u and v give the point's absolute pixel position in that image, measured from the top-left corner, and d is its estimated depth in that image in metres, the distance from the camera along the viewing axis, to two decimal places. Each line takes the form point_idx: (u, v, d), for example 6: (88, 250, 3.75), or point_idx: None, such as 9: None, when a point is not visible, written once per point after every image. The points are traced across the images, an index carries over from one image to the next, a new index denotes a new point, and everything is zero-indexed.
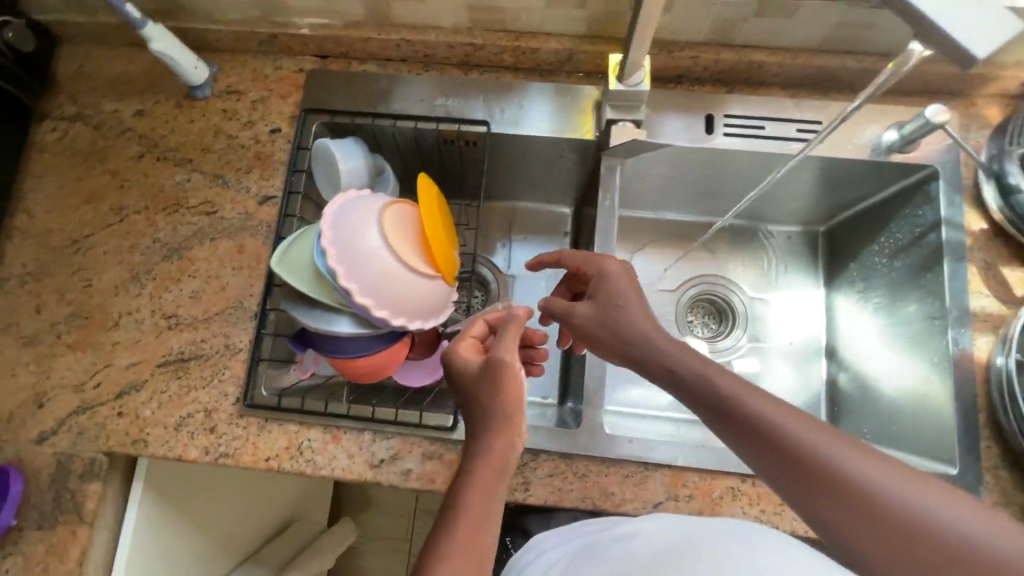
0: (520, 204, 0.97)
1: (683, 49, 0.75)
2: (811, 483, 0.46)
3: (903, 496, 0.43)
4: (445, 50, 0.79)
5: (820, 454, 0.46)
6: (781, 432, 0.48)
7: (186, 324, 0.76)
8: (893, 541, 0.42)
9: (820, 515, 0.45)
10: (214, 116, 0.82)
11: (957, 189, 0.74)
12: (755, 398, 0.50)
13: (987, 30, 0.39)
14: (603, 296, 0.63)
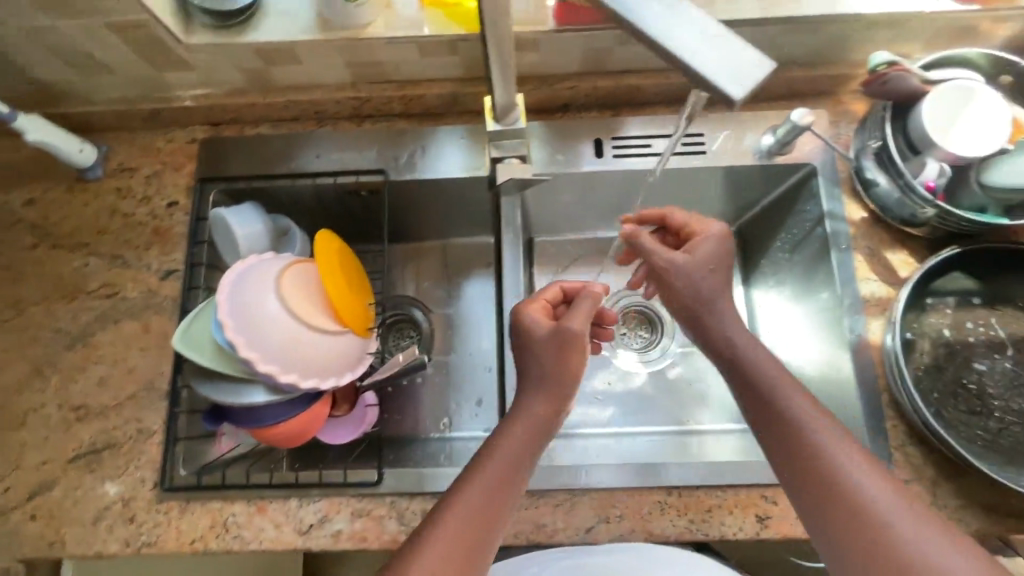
0: (440, 241, 0.98)
1: (562, 80, 0.78)
2: (810, 480, 0.53)
3: (902, 520, 0.49)
4: (333, 106, 0.81)
5: (833, 464, 0.53)
6: (803, 435, 0.55)
7: (95, 413, 0.74)
8: (866, 545, 0.49)
9: (813, 499, 0.52)
10: (108, 196, 0.81)
11: (835, 182, 0.78)
12: (789, 392, 0.58)
13: (736, 72, 0.39)
14: (704, 254, 0.66)
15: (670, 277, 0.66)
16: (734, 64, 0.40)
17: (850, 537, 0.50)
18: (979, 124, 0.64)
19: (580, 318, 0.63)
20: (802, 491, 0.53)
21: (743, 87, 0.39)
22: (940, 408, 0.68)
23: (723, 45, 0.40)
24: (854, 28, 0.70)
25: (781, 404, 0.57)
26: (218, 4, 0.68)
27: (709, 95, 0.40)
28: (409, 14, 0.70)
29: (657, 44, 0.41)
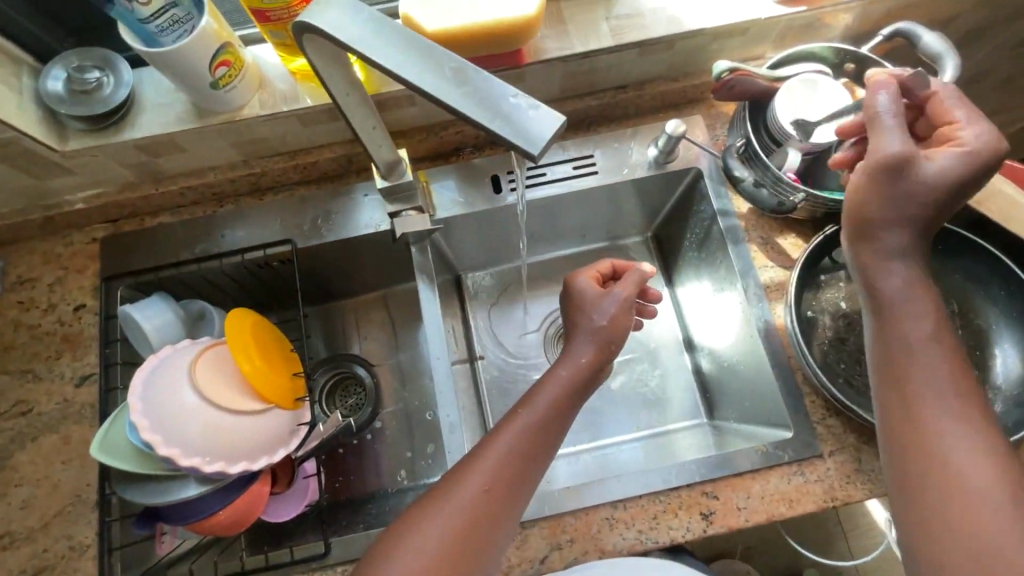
0: (370, 294, 0.99)
1: (449, 128, 0.82)
2: (900, 421, 0.55)
3: (974, 475, 0.51)
4: (231, 185, 0.82)
5: (925, 407, 0.54)
6: (912, 379, 0.55)
7: (22, 538, 0.71)
8: (914, 446, 0.54)
9: (892, 400, 0.56)
10: (10, 311, 0.79)
11: (720, 181, 0.82)
12: (918, 329, 0.56)
13: (534, 124, 0.38)
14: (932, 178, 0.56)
15: (904, 188, 0.56)
16: (532, 117, 0.38)
17: (916, 467, 0.53)
18: (825, 113, 0.70)
19: (627, 295, 0.68)
20: (894, 426, 0.56)
21: (541, 140, 0.38)
22: (850, 378, 0.72)
23: (519, 100, 0.39)
24: (702, 40, 0.76)
25: (894, 338, 0.57)
26: (88, 109, 0.69)
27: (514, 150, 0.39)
28: (283, 89, 0.73)
29: (450, 106, 0.39)
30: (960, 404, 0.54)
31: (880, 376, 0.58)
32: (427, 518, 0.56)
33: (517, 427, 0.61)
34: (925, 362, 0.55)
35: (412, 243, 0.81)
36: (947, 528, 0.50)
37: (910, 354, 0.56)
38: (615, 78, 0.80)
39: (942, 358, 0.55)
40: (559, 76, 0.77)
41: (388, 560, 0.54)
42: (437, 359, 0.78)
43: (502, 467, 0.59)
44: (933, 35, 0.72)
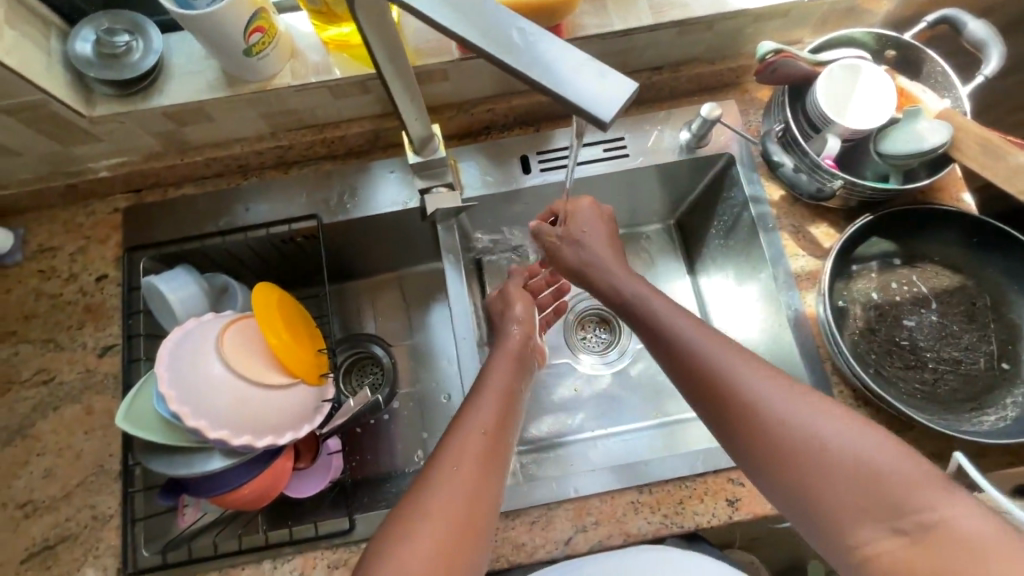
0: (390, 274, 0.98)
1: (479, 105, 0.80)
2: (717, 398, 0.55)
3: (797, 410, 0.51)
4: (256, 158, 0.80)
5: (724, 371, 0.55)
6: (699, 355, 0.57)
7: (45, 507, 0.71)
8: (722, 399, 0.55)
9: (690, 364, 0.58)
10: (31, 279, 0.78)
11: (752, 168, 0.81)
12: (666, 313, 0.63)
13: (608, 92, 0.36)
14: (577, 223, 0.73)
15: (578, 252, 0.73)
16: (604, 84, 0.37)
17: (758, 436, 0.52)
18: (866, 99, 0.69)
19: (519, 299, 0.78)
20: (716, 411, 0.55)
21: (615, 109, 0.36)
22: (880, 369, 0.71)
23: (591, 65, 0.37)
24: (743, 22, 0.74)
25: (661, 330, 0.62)
26: (117, 74, 0.67)
27: (584, 119, 0.37)
28: (315, 60, 0.71)
29: (513, 70, 0.38)
30: (744, 360, 0.56)
31: (675, 371, 0.59)
32: (435, 500, 0.54)
33: (485, 400, 0.63)
34: (689, 333, 0.60)
35: (438, 221, 0.79)
36: (823, 472, 0.49)
37: (685, 342, 0.59)
38: (651, 59, 0.79)
39: (705, 331, 0.59)
40: (595, 54, 0.75)
41: (391, 550, 0.52)
42: (463, 339, 0.77)
43: (479, 441, 0.58)
44: (979, 23, 0.70)
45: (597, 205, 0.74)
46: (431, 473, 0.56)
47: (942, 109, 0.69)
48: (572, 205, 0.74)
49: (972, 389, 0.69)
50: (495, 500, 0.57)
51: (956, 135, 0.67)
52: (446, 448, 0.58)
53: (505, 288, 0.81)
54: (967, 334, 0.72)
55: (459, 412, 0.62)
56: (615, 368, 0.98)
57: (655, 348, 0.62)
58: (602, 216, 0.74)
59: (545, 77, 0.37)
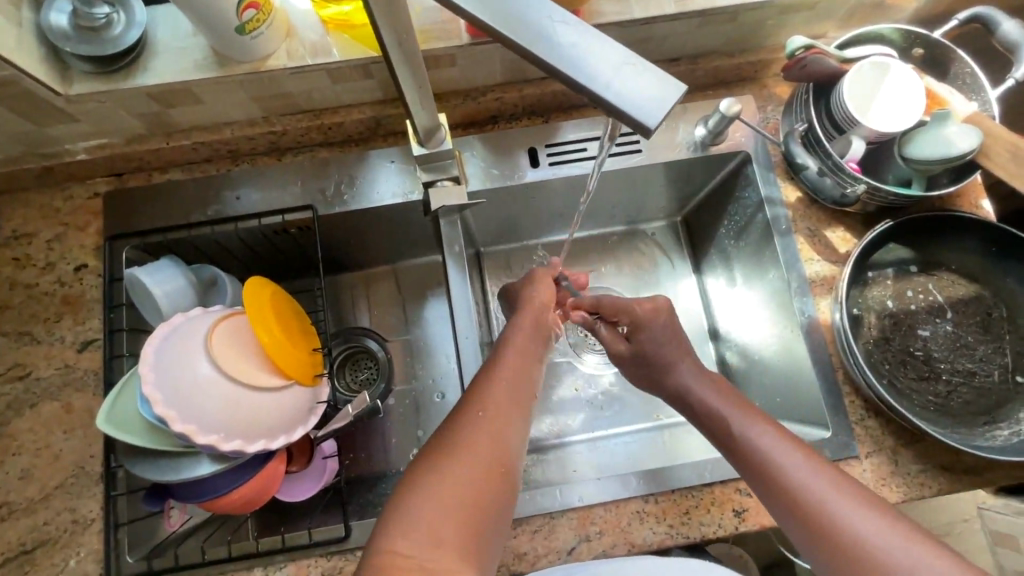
0: (390, 266, 0.95)
1: (487, 93, 0.76)
2: (772, 491, 0.55)
3: (870, 526, 0.49)
4: (248, 143, 0.76)
5: (797, 482, 0.54)
6: (754, 447, 0.58)
7: (22, 510, 0.67)
8: (787, 501, 0.53)
9: (753, 462, 0.57)
10: (5, 267, 0.74)
11: (769, 167, 0.78)
12: (725, 404, 0.63)
13: (653, 94, 0.34)
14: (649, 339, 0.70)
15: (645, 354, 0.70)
16: (649, 84, 0.34)
17: (819, 538, 0.51)
18: (894, 100, 0.66)
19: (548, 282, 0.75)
20: (772, 504, 0.55)
21: (660, 112, 0.34)
22: (895, 380, 0.70)
23: (637, 64, 0.34)
24: (767, 13, 0.70)
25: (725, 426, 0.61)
26: (97, 49, 0.62)
27: (625, 122, 0.34)
28: (314, 39, 0.66)
29: (550, 65, 0.34)
30: (812, 466, 0.54)
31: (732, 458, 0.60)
32: (457, 443, 0.53)
33: (507, 356, 0.63)
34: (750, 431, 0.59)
35: (441, 216, 0.75)
36: None
37: (740, 433, 0.59)
38: (669, 50, 0.75)
39: (770, 429, 0.59)
40: None
41: (408, 503, 0.50)
42: (465, 339, 0.74)
43: (493, 422, 0.55)
44: (1013, 23, 0.68)
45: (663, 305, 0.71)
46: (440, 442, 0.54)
47: (970, 113, 0.67)
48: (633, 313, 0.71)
49: (986, 402, 0.68)
50: (520, 445, 0.56)
51: (985, 141, 0.65)
52: (466, 401, 0.58)
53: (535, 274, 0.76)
54: (982, 346, 0.70)
55: (482, 367, 0.62)
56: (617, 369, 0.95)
57: (711, 433, 0.63)
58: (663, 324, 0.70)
59: (585, 75, 0.34)
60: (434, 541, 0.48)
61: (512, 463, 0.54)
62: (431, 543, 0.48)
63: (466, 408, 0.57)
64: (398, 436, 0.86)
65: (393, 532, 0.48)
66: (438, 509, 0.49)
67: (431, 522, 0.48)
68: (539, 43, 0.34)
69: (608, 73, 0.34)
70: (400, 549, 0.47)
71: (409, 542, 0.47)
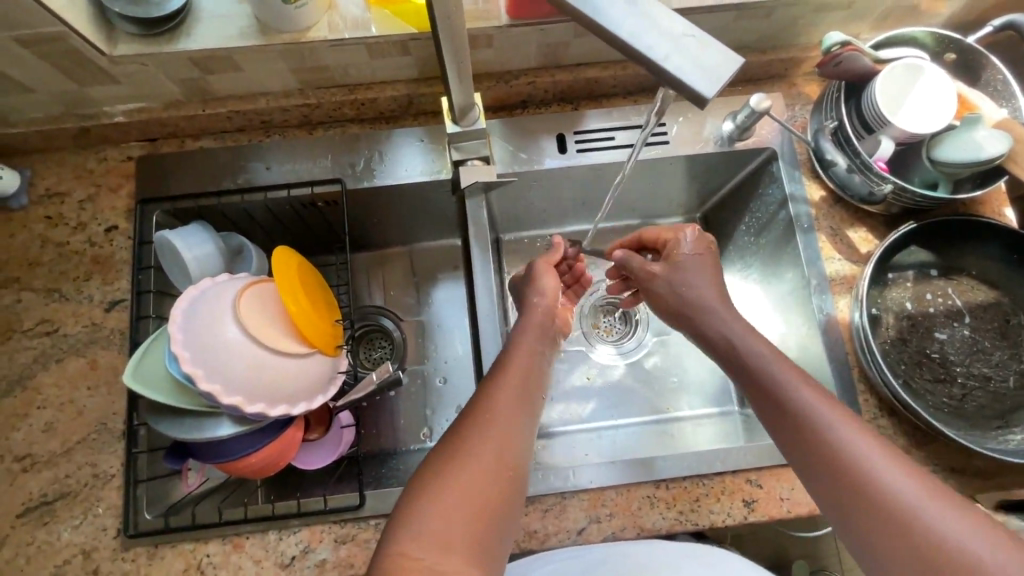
0: (414, 246, 0.96)
1: (520, 77, 0.76)
2: (775, 409, 0.57)
3: (864, 454, 0.51)
4: (281, 115, 0.77)
5: (797, 402, 0.56)
6: (770, 379, 0.58)
7: (44, 462, 0.68)
8: (783, 417, 0.56)
9: (757, 379, 0.60)
10: (37, 225, 0.75)
11: (794, 165, 0.79)
12: (738, 323, 0.64)
13: (711, 66, 0.35)
14: (676, 260, 0.70)
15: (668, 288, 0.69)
16: (708, 60, 0.36)
17: (810, 455, 0.54)
18: (926, 102, 0.66)
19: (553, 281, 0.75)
20: (780, 434, 0.56)
21: (716, 84, 0.35)
22: (910, 380, 0.70)
23: (694, 38, 0.36)
24: (803, 10, 0.71)
25: (734, 345, 0.63)
26: (142, 11, 0.64)
27: (679, 92, 0.36)
28: (355, 14, 0.67)
29: (609, 35, 0.36)
30: (815, 392, 0.56)
31: (749, 394, 0.60)
32: (465, 450, 0.55)
33: (513, 359, 0.64)
34: (757, 351, 0.61)
35: (466, 195, 0.76)
36: (867, 507, 0.50)
37: (760, 361, 0.60)
38: None
39: (778, 352, 0.60)
40: None
41: (415, 512, 0.51)
42: (486, 319, 0.75)
43: (498, 429, 0.57)
44: None
45: (699, 232, 0.71)
46: (449, 447, 0.55)
47: (1001, 119, 0.67)
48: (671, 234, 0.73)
49: (1000, 407, 0.69)
50: (526, 444, 0.58)
51: (1014, 147, 0.65)
52: (474, 407, 0.59)
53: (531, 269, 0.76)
54: (999, 352, 0.71)
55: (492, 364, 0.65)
56: (629, 360, 0.96)
57: (730, 367, 0.63)
58: (703, 243, 0.71)
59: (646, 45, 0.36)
60: (443, 545, 0.49)
61: (517, 466, 0.55)
62: (438, 550, 0.49)
63: (473, 411, 0.59)
64: (411, 417, 0.87)
65: (403, 534, 0.49)
66: (444, 514, 0.51)
67: (440, 526, 0.50)
68: (601, 14, 0.36)
69: (665, 45, 0.36)
70: (409, 552, 0.48)
71: (418, 546, 0.49)
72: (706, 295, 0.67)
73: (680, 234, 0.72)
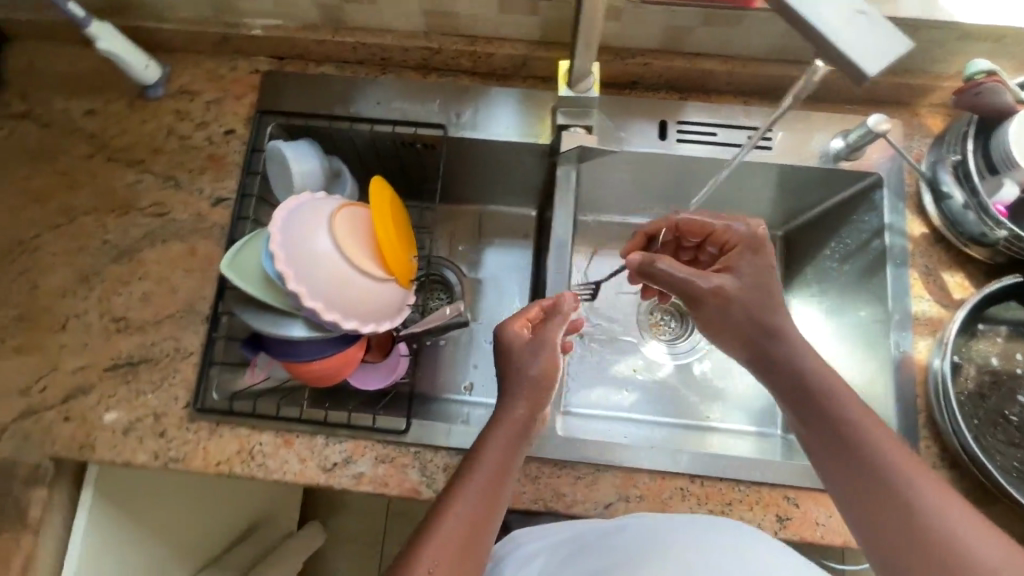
0: (487, 208, 0.98)
1: (637, 56, 0.76)
2: (827, 425, 0.58)
3: (908, 474, 0.54)
4: (402, 54, 0.80)
5: (846, 419, 0.57)
6: (826, 405, 0.59)
7: (136, 327, 0.75)
8: (834, 434, 0.58)
9: (811, 391, 0.60)
10: (167, 116, 0.82)
11: (899, 196, 0.76)
12: (794, 334, 0.63)
13: (879, 46, 0.38)
14: (739, 270, 0.64)
15: (722, 306, 0.63)
16: (875, 41, 0.38)
17: (855, 470, 0.56)
18: None
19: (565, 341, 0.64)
20: (832, 461, 0.57)
21: (882, 64, 0.38)
22: (981, 435, 0.67)
23: (866, 18, 0.39)
24: (947, 36, 0.69)
25: (781, 357, 0.62)
26: None
27: (844, 68, 0.39)
28: None
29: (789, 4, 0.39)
30: (862, 412, 0.58)
31: (797, 409, 0.61)
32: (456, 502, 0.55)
33: (505, 410, 0.60)
34: (807, 364, 0.61)
35: (558, 161, 0.78)
36: (904, 524, 0.52)
37: (810, 377, 0.60)
38: None
39: (825, 365, 0.61)
40: (779, 29, 0.71)
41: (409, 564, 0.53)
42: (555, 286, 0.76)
43: (488, 485, 0.56)
44: None
45: (760, 229, 0.65)
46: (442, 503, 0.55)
47: None
48: (722, 229, 0.68)
49: None
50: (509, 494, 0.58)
51: None
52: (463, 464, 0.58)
53: (542, 332, 0.63)
54: None
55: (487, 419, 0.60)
56: (679, 360, 0.96)
57: (774, 382, 0.63)
58: (761, 248, 0.65)
59: (821, 20, 0.38)
60: None
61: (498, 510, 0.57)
62: None
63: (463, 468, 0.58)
64: (460, 366, 0.90)
65: None
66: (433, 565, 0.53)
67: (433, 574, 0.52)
68: None
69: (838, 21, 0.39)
70: None
71: None
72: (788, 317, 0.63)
73: (735, 227, 0.66)
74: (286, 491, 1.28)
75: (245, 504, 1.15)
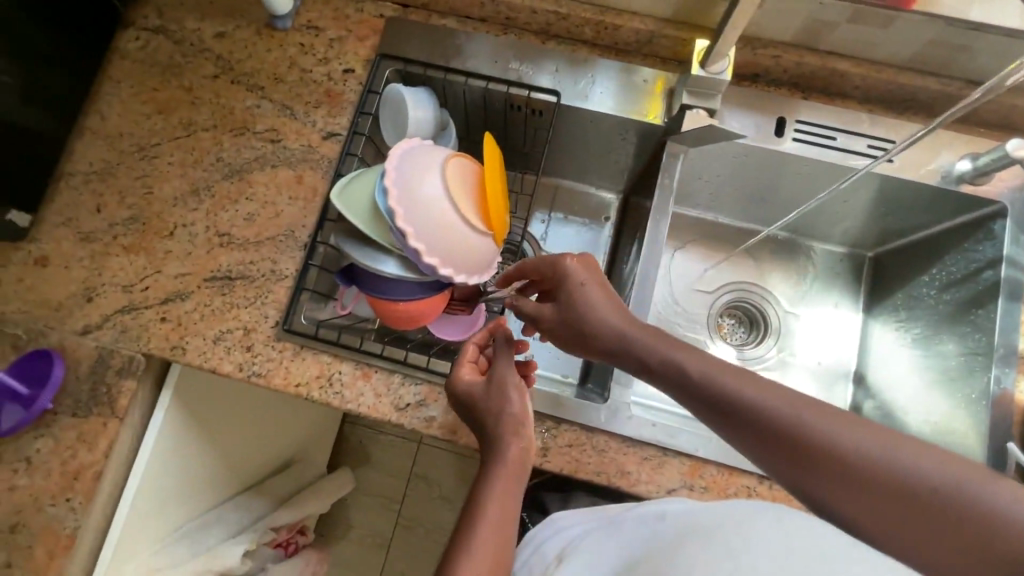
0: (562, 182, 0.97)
1: (768, 47, 0.75)
2: (753, 429, 0.48)
3: (851, 442, 0.45)
4: (528, 15, 0.80)
5: (768, 412, 0.48)
6: (740, 404, 0.49)
7: (237, 244, 0.78)
8: (768, 436, 0.47)
9: (723, 390, 0.50)
10: (291, 48, 0.84)
11: (1023, 228, 0.73)
12: (642, 334, 0.56)
13: None
14: (565, 300, 0.60)
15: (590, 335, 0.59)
16: None
17: (810, 466, 0.45)
18: None
19: (515, 370, 0.63)
20: (788, 469, 0.47)
21: None
22: None
23: None
24: None
25: (676, 363, 0.53)
26: None
27: None
28: None
29: None
30: (766, 393, 0.49)
31: (718, 422, 0.50)
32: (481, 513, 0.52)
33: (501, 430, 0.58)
34: (698, 362, 0.52)
35: (670, 141, 0.78)
36: (887, 495, 0.43)
37: (713, 380, 0.51)
38: (973, 69, 0.72)
39: (692, 351, 0.53)
40: (926, 37, 0.69)
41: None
42: (649, 270, 0.76)
43: (504, 498, 0.54)
44: None
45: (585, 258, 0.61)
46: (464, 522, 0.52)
47: None
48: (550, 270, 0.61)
49: None
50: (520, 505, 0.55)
51: None
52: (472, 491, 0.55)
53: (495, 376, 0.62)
54: None
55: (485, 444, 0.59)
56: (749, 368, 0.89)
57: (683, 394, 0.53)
58: (591, 270, 0.61)
59: None
60: None
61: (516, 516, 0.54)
62: None
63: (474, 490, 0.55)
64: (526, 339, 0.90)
65: None
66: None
67: None
68: None
69: None
70: None
71: None
72: (608, 321, 0.58)
73: (563, 266, 0.60)
74: (323, 431, 1.31)
75: (288, 437, 1.16)
